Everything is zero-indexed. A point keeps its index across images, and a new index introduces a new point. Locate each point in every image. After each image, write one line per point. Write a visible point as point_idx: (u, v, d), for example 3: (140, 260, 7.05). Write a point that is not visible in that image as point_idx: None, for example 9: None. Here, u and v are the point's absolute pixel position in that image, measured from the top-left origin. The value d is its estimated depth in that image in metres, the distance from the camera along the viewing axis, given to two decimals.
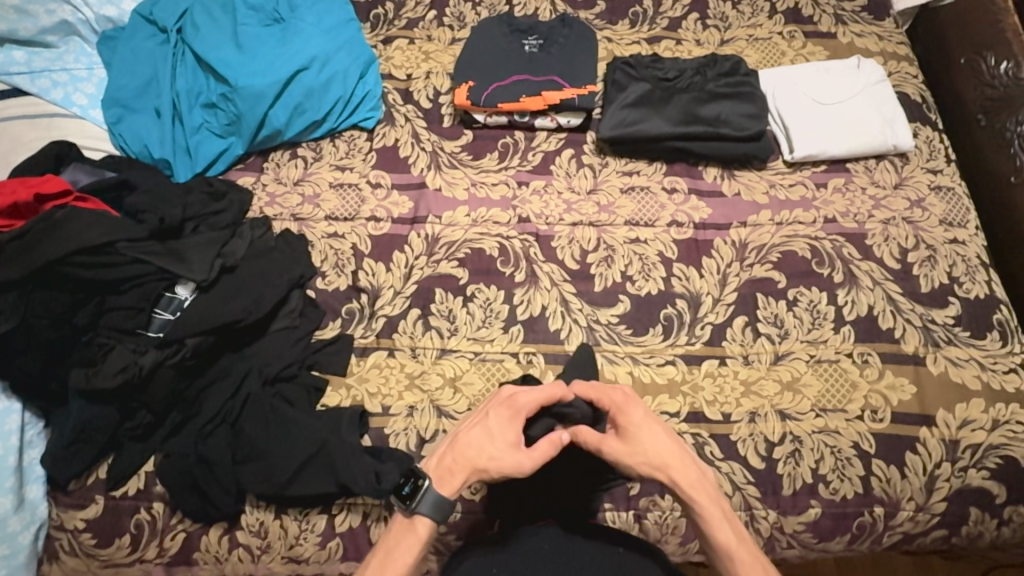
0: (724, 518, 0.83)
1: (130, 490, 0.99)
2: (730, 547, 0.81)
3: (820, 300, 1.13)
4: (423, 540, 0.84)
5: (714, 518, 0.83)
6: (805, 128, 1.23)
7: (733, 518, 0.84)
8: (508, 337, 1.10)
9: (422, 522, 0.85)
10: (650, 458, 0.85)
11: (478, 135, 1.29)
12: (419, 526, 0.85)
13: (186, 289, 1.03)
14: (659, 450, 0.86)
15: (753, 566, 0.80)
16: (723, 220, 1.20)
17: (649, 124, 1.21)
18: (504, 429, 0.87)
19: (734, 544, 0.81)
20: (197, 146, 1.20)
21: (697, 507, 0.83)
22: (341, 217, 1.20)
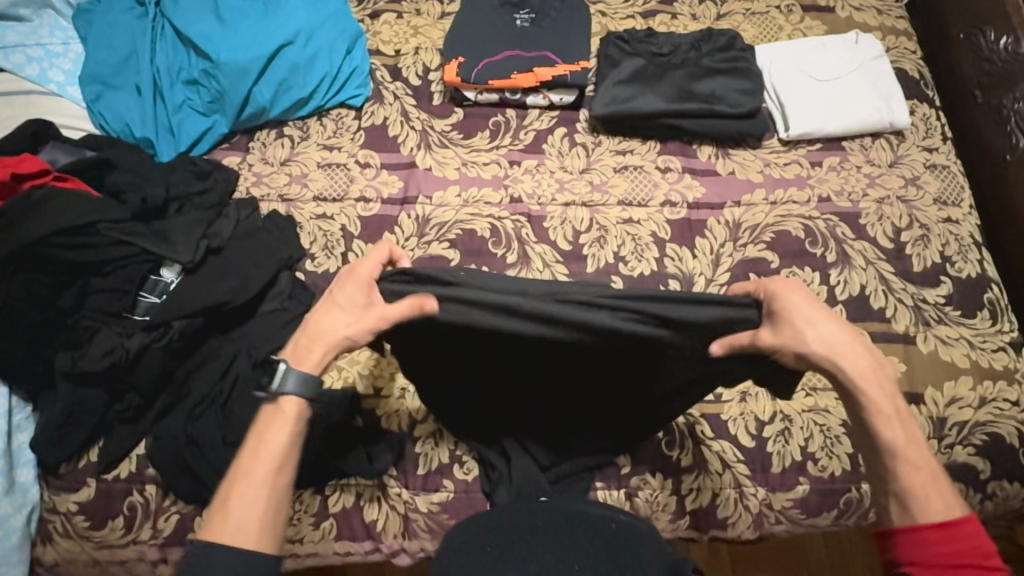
0: (901, 416, 0.71)
1: (122, 473, 0.99)
2: (904, 454, 0.69)
3: (813, 280, 1.12)
4: (293, 419, 0.74)
5: (883, 413, 0.71)
6: (801, 106, 1.21)
7: (908, 417, 0.71)
8: None
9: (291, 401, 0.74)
10: (829, 341, 0.71)
11: (469, 112, 1.26)
12: (284, 404, 0.74)
13: (171, 272, 1.02)
14: (835, 334, 0.72)
15: (920, 472, 0.69)
16: (717, 200, 1.19)
17: (643, 100, 1.19)
18: (349, 290, 0.76)
19: (906, 446, 0.70)
20: (180, 124, 1.17)
21: (863, 399, 0.71)
22: (329, 198, 1.18)
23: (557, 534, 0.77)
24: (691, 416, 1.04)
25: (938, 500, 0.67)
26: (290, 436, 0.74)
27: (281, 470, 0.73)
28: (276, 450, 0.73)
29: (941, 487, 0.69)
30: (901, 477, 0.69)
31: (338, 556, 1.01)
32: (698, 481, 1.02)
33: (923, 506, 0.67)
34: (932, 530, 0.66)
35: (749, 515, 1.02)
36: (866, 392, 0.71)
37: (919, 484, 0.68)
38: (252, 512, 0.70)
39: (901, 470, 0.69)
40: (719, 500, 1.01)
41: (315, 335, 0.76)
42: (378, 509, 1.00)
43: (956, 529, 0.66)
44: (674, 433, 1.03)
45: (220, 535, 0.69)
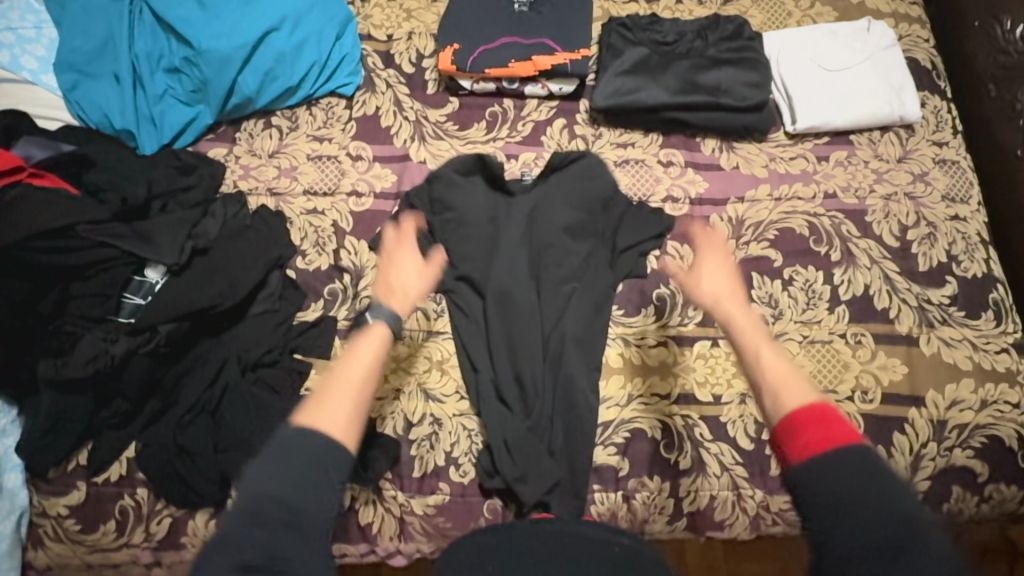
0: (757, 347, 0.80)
1: (112, 476, 0.98)
2: (760, 350, 0.79)
3: (816, 279, 1.10)
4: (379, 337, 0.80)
5: (748, 333, 0.82)
6: (809, 98, 1.17)
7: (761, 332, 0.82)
8: None
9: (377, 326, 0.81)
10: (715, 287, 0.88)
11: (464, 102, 1.21)
12: (375, 327, 0.81)
13: (156, 272, 0.99)
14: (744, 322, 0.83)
15: (781, 371, 0.76)
16: (720, 196, 1.15)
17: (645, 92, 1.14)
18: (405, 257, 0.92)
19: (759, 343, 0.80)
20: (162, 115, 1.12)
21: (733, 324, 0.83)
22: (320, 192, 1.14)
23: (559, 554, 0.76)
24: (690, 418, 1.03)
25: (799, 387, 0.73)
26: (377, 352, 0.79)
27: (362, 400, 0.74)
28: (371, 352, 0.79)
29: (797, 386, 0.73)
30: (763, 373, 0.77)
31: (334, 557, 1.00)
32: (696, 484, 1.01)
33: (784, 394, 0.73)
34: (800, 415, 0.70)
35: (746, 517, 1.01)
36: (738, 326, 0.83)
37: (780, 381, 0.74)
38: (343, 413, 0.71)
39: (761, 364, 0.78)
40: (716, 502, 1.01)
41: (389, 290, 0.88)
42: (374, 512, 0.99)
43: (810, 407, 0.70)
44: (671, 436, 1.02)
45: (314, 423, 0.69)
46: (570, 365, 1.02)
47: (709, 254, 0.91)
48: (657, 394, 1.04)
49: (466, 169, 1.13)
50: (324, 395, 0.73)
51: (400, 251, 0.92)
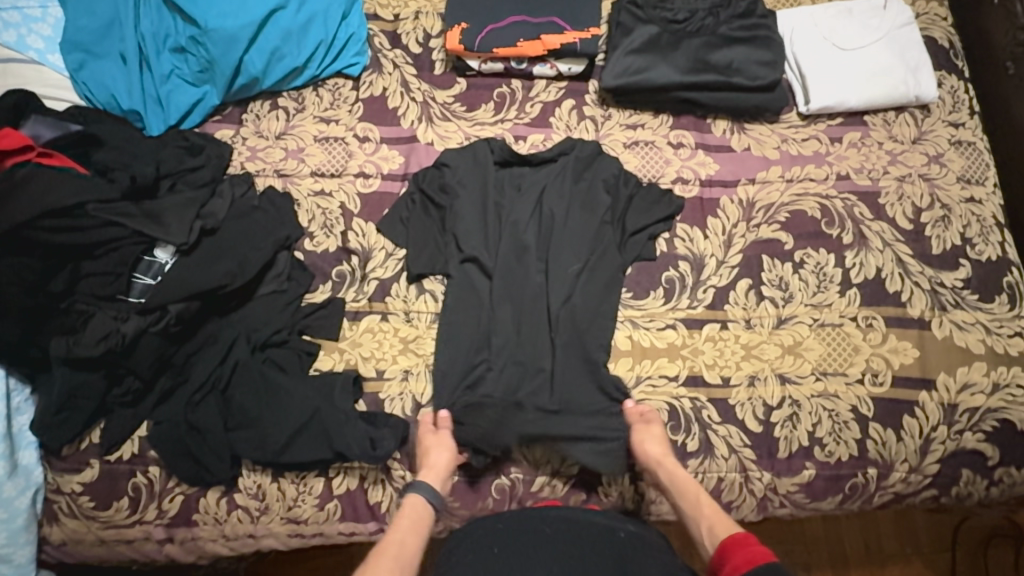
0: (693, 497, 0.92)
1: (125, 454, 0.99)
2: (696, 495, 0.92)
3: (827, 262, 1.09)
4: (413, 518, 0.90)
5: (687, 486, 0.93)
6: (823, 78, 1.15)
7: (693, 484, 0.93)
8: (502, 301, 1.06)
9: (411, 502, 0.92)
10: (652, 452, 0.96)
11: (472, 83, 1.20)
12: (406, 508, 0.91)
13: (166, 253, 0.98)
14: (679, 477, 0.94)
15: (710, 508, 0.90)
16: (731, 178, 1.14)
17: (656, 72, 1.12)
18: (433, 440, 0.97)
19: (690, 491, 0.92)
20: (169, 96, 1.11)
21: (665, 477, 0.95)
22: (327, 174, 1.14)
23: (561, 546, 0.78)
24: (697, 400, 1.03)
25: (723, 523, 0.87)
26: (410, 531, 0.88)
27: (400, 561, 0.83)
28: (410, 538, 0.87)
29: (724, 521, 0.88)
30: (698, 514, 0.90)
31: (343, 536, 1.01)
32: (704, 466, 1.01)
33: (718, 527, 0.87)
34: (728, 543, 0.82)
35: (753, 499, 1.01)
36: (678, 483, 0.94)
37: (709, 522, 0.88)
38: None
39: (695, 506, 0.91)
40: (724, 483, 1.01)
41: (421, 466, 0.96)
42: (383, 492, 1.00)
43: (734, 535, 0.83)
44: (679, 418, 1.02)
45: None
46: (571, 348, 1.03)
47: (653, 430, 0.98)
48: (665, 376, 1.04)
49: (476, 152, 1.12)
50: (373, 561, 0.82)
51: (436, 444, 0.96)
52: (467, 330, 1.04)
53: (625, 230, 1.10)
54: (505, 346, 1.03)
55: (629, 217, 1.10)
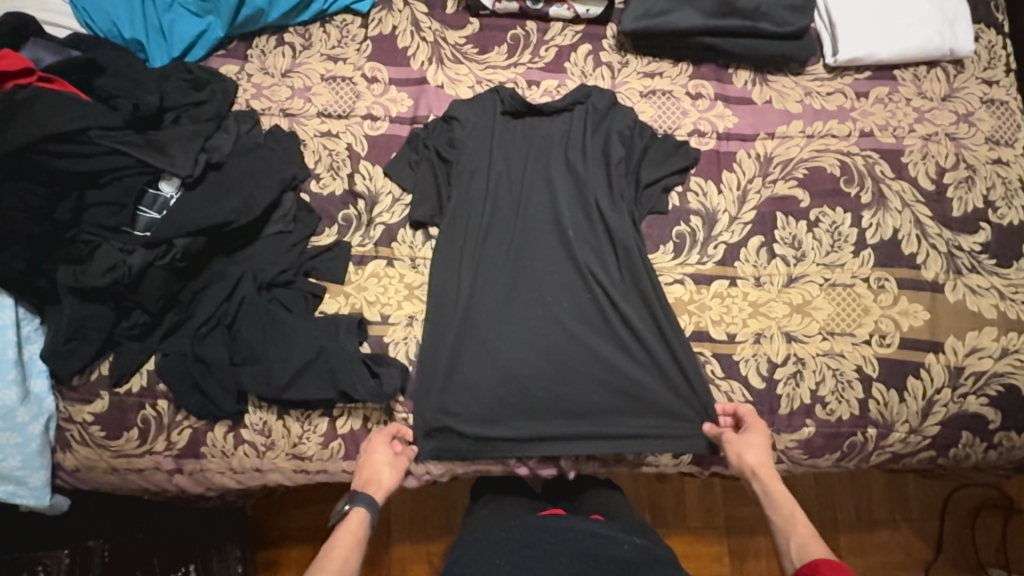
0: (789, 516, 0.86)
1: (134, 387, 1.01)
2: (794, 513, 0.87)
3: (843, 222, 1.07)
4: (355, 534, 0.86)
5: (783, 505, 0.88)
6: (854, 27, 1.09)
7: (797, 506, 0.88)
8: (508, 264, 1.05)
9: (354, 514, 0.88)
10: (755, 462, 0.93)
11: (485, 24, 1.15)
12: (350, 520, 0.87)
13: (170, 186, 0.97)
14: (778, 493, 0.90)
15: (804, 528, 0.84)
16: (750, 131, 1.10)
17: (679, 15, 1.06)
18: (380, 450, 0.96)
19: (790, 509, 0.87)
20: (172, 26, 1.08)
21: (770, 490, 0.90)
22: (334, 115, 1.11)
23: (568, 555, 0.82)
24: (702, 355, 1.03)
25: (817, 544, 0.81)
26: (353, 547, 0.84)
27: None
28: (352, 557, 0.83)
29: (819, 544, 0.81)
30: (792, 528, 0.84)
31: (347, 474, 1.03)
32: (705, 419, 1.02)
33: (811, 546, 0.81)
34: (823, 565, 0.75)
35: None
36: (777, 496, 0.90)
37: (805, 537, 0.83)
38: None
39: (790, 522, 0.85)
40: None
41: (368, 478, 0.94)
42: None
43: (828, 560, 0.76)
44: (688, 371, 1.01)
45: None
46: (575, 309, 1.03)
47: (751, 439, 0.95)
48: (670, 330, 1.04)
49: (485, 103, 1.10)
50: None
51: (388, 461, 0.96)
52: (470, 284, 1.04)
53: (639, 186, 1.07)
54: (508, 302, 1.03)
55: (641, 167, 1.07)
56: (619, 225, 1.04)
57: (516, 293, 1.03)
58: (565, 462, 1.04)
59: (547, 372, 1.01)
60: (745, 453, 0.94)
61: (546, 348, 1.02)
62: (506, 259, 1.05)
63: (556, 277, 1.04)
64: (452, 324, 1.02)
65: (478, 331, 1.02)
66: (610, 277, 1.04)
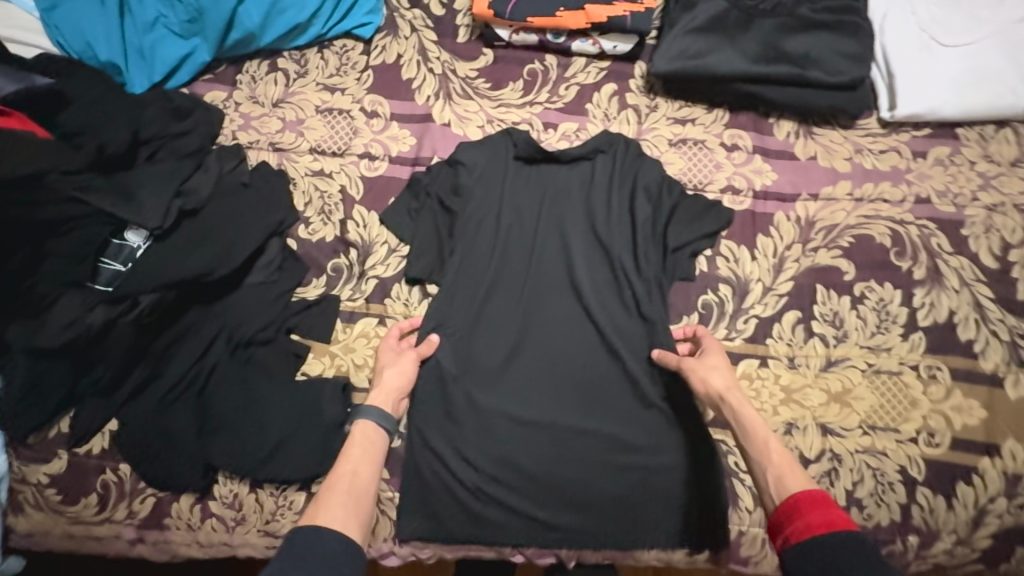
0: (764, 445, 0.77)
1: (94, 448, 0.91)
2: (769, 440, 0.77)
3: (892, 299, 0.95)
4: (368, 446, 0.80)
5: (759, 431, 0.78)
6: (915, 80, 0.96)
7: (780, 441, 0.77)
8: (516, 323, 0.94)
9: (360, 428, 0.82)
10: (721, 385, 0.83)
11: (500, 56, 1.04)
12: (356, 437, 0.81)
13: (138, 236, 0.85)
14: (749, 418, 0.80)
15: (781, 457, 0.74)
16: (790, 190, 0.98)
17: (718, 58, 0.94)
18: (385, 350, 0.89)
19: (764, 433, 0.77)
20: (154, 49, 0.97)
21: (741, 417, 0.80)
22: (328, 152, 1.01)
23: None
24: (725, 444, 0.91)
25: (795, 475, 0.72)
26: (370, 461, 0.79)
27: (358, 498, 0.74)
28: (364, 470, 0.77)
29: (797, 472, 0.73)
30: (766, 460, 0.75)
31: None
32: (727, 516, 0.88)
33: (788, 479, 0.72)
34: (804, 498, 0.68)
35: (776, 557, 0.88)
36: (746, 421, 0.79)
37: (783, 467, 0.73)
38: (350, 517, 0.71)
39: (765, 452, 0.76)
40: (743, 535, 0.88)
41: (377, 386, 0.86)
42: None
43: (811, 492, 0.68)
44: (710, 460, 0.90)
45: (317, 520, 0.69)
46: (591, 379, 0.93)
47: (713, 361, 0.86)
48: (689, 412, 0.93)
49: (497, 146, 0.98)
50: (326, 498, 0.72)
51: (391, 362, 0.88)
52: (471, 351, 0.93)
53: (667, 248, 0.95)
54: (511, 374, 0.93)
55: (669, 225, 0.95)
56: (641, 290, 0.93)
57: (522, 360, 0.93)
58: (565, 553, 0.89)
59: (555, 451, 0.90)
60: (707, 376, 0.84)
61: (555, 424, 0.91)
62: (512, 324, 0.94)
63: (569, 345, 0.93)
64: (450, 393, 0.92)
65: (480, 402, 0.91)
66: (627, 348, 0.93)
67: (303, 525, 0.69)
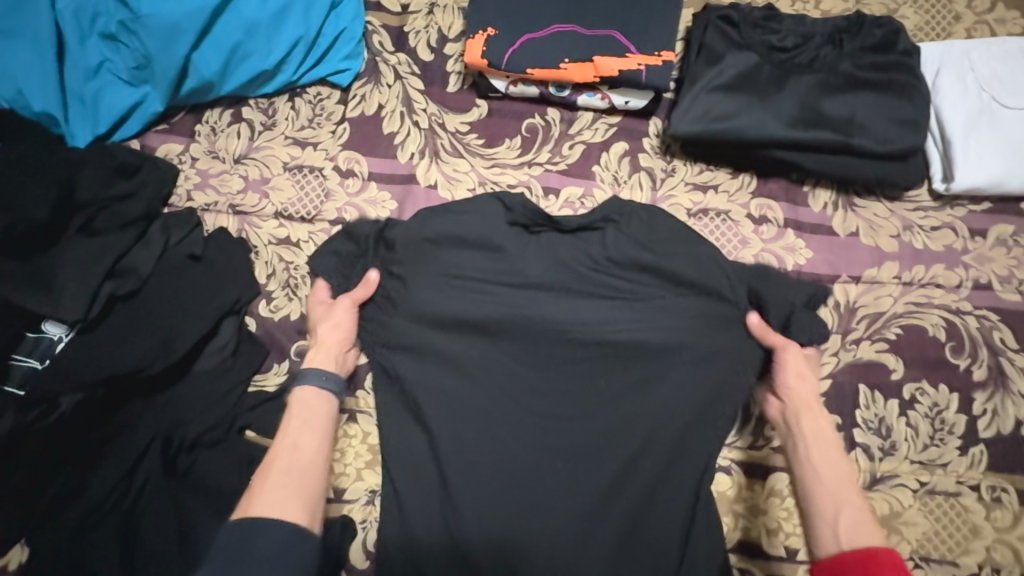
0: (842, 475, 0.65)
1: (10, 565, 0.75)
2: (842, 475, 0.65)
3: (948, 404, 0.81)
4: (313, 416, 0.70)
5: (835, 459, 0.67)
6: (977, 149, 0.83)
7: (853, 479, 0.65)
8: (506, 433, 0.74)
9: (299, 398, 0.72)
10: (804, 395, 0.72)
11: (495, 109, 0.91)
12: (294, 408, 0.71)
13: (58, 326, 0.74)
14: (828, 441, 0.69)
15: (853, 496, 0.64)
16: (828, 271, 0.85)
17: (750, 121, 0.80)
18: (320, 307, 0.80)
19: (839, 466, 0.66)
20: (98, 99, 0.84)
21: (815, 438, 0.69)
22: (296, 215, 0.88)
23: None
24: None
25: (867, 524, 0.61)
26: (315, 433, 0.69)
27: (300, 478, 0.64)
28: (308, 444, 0.68)
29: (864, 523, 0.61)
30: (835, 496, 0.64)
31: None
32: None
33: (859, 527, 0.60)
34: (852, 556, 0.58)
35: None
36: (820, 440, 0.69)
37: (853, 514, 0.62)
38: (289, 500, 0.62)
39: (838, 487, 0.64)
40: None
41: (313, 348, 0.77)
42: None
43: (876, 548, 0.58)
44: None
45: (249, 510, 0.61)
46: (601, 510, 0.72)
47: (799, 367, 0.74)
48: None
49: (482, 207, 0.79)
50: (270, 480, 0.64)
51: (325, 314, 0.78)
52: (446, 469, 0.73)
53: (703, 342, 0.74)
54: (496, 498, 0.72)
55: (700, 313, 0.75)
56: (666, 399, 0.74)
57: (513, 482, 0.73)
58: None
59: None
60: (789, 386, 0.74)
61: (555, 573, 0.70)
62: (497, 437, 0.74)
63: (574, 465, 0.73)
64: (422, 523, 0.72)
65: (458, 538, 0.71)
66: (646, 468, 0.73)
67: (238, 519, 0.61)
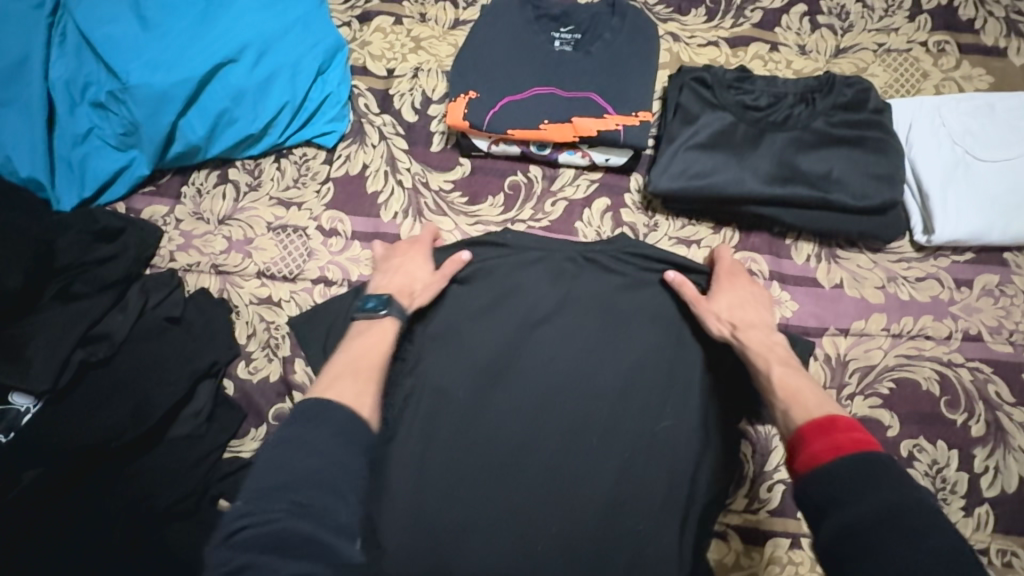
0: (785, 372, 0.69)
1: None
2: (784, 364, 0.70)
3: (948, 462, 0.78)
4: (380, 339, 0.71)
5: (776, 358, 0.71)
6: (955, 201, 0.84)
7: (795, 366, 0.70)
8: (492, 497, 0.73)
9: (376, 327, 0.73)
10: (735, 312, 0.75)
11: (478, 167, 0.92)
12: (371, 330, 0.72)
13: (24, 398, 0.73)
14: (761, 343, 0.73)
15: (800, 387, 0.67)
16: (816, 325, 0.84)
17: (728, 178, 0.82)
18: (416, 259, 0.81)
19: (778, 359, 0.70)
20: (85, 164, 0.86)
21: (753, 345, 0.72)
22: (278, 275, 0.87)
23: None
24: None
25: (809, 400, 0.65)
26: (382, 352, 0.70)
27: (368, 379, 0.66)
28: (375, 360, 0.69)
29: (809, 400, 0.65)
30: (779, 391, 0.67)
31: None
32: None
33: (795, 410, 0.64)
34: (809, 427, 0.61)
35: None
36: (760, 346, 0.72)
37: (792, 395, 0.66)
38: (357, 394, 0.63)
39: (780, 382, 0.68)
40: None
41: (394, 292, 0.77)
42: None
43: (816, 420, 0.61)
44: None
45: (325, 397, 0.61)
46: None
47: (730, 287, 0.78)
48: None
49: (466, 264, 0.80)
50: (341, 377, 0.65)
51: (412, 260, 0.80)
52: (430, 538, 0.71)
53: (679, 398, 0.75)
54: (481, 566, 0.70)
55: (681, 376, 0.76)
56: (646, 472, 0.73)
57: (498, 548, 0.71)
58: None
59: None
60: (729, 309, 0.76)
61: None
62: (490, 511, 0.72)
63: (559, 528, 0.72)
64: None
65: None
66: (633, 532, 0.71)
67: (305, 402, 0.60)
